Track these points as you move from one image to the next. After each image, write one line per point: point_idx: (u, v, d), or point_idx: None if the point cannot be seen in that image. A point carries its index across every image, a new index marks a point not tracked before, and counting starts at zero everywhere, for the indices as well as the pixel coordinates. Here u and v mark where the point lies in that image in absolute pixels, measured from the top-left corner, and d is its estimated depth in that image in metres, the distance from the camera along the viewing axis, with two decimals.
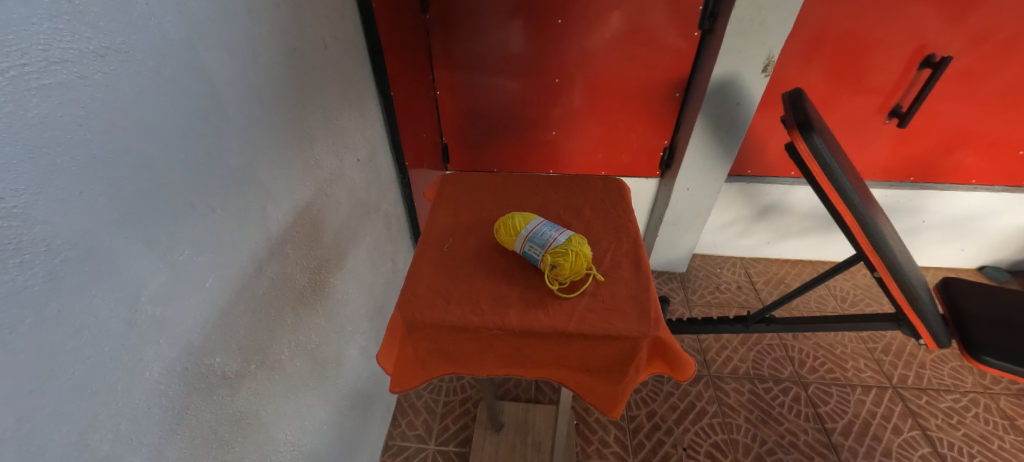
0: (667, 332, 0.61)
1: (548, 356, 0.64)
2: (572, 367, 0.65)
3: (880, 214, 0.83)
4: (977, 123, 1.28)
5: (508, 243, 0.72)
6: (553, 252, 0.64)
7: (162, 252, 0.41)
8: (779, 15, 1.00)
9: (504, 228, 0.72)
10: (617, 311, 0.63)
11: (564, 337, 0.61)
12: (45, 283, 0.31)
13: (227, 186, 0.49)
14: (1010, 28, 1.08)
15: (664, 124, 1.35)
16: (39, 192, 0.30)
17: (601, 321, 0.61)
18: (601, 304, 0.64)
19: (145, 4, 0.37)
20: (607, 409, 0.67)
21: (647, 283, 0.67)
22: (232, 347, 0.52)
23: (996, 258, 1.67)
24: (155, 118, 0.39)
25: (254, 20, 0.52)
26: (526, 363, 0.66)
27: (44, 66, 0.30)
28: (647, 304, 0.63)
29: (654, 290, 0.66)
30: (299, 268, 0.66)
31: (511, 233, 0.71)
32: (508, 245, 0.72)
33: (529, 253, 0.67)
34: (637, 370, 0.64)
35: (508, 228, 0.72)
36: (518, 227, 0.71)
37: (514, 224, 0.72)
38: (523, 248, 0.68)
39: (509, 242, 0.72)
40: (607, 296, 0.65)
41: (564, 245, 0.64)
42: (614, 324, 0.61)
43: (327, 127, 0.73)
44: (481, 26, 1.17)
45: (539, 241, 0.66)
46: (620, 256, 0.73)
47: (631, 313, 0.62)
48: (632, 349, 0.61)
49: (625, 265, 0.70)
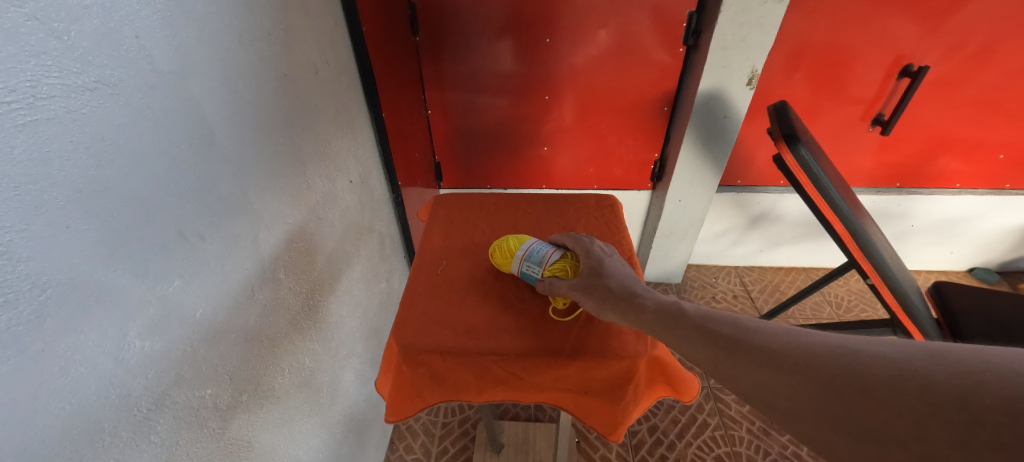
0: (663, 350, 0.62)
1: (546, 379, 0.63)
2: (571, 389, 0.63)
3: (869, 222, 0.84)
4: (957, 129, 1.31)
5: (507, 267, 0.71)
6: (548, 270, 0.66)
7: (151, 283, 0.40)
8: (760, 31, 1.03)
9: (500, 252, 0.73)
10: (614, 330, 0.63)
11: (562, 359, 0.61)
12: (30, 321, 0.30)
13: (217, 213, 0.49)
14: (984, 35, 1.11)
15: (653, 137, 1.37)
16: (26, 229, 0.30)
17: (598, 341, 0.61)
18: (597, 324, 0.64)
19: (136, 37, 0.38)
20: (607, 431, 0.64)
21: None
22: (223, 378, 0.51)
23: (984, 259, 1.70)
24: (144, 149, 0.39)
25: (245, 49, 0.53)
26: (523, 387, 0.63)
27: (32, 103, 0.30)
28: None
29: None
30: (291, 294, 0.65)
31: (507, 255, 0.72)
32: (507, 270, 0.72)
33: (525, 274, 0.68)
34: (636, 391, 0.63)
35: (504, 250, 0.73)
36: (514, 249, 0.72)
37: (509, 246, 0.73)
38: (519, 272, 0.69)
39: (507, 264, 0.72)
40: None
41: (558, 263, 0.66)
42: (611, 342, 0.61)
43: (319, 151, 0.73)
44: (471, 47, 1.19)
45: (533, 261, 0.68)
46: None
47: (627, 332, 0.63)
48: (630, 369, 0.61)
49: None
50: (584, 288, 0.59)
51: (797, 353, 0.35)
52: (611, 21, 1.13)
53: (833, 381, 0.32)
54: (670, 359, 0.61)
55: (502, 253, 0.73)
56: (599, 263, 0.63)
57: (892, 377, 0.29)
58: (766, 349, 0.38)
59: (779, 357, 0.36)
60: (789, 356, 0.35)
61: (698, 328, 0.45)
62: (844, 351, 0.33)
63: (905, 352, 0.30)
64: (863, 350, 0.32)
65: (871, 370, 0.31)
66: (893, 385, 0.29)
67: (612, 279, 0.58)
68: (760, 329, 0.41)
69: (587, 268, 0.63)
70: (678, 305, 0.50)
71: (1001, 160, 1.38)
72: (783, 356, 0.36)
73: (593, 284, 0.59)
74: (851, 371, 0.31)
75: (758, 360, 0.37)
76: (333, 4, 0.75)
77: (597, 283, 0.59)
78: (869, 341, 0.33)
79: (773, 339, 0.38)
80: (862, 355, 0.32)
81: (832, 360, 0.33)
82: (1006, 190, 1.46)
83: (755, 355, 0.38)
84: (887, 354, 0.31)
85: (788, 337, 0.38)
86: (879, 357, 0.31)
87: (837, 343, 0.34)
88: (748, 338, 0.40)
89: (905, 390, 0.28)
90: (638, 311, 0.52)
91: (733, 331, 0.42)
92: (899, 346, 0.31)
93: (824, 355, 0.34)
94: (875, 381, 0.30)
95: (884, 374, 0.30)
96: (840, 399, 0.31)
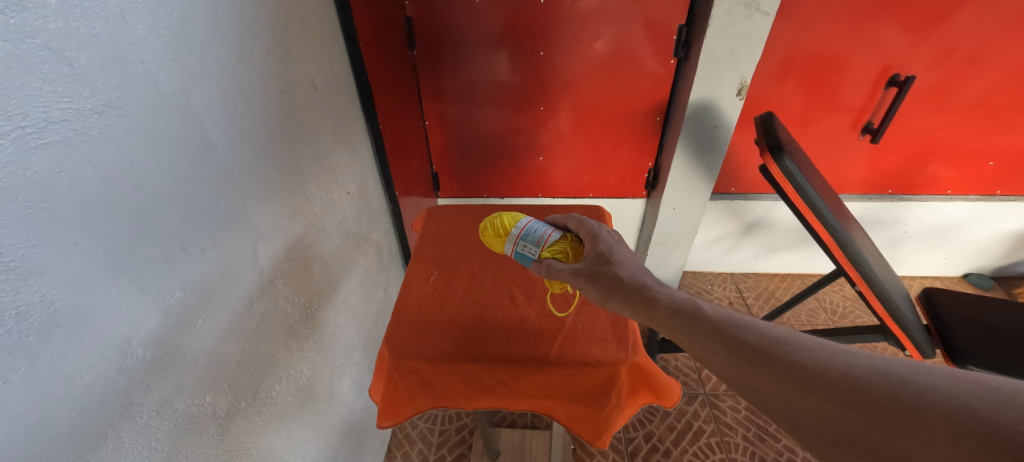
0: (645, 357, 0.64)
1: (531, 385, 0.63)
2: (556, 396, 0.64)
3: (856, 230, 0.86)
4: (946, 136, 1.33)
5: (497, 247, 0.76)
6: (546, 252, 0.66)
7: (154, 295, 0.42)
8: (748, 44, 1.06)
9: (488, 231, 0.76)
10: (596, 338, 0.66)
11: (547, 365, 0.62)
12: (39, 332, 0.32)
13: (218, 226, 0.51)
14: (970, 45, 1.14)
15: (647, 146, 1.39)
16: (37, 244, 0.31)
17: (581, 349, 0.64)
18: (581, 333, 0.67)
19: (142, 62, 0.40)
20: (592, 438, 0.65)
21: None
22: (222, 386, 0.52)
23: (979, 265, 1.71)
24: (149, 167, 0.41)
25: (245, 69, 0.55)
26: (510, 394, 0.64)
27: (44, 127, 0.32)
28: (624, 330, 0.66)
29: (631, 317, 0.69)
30: (289, 303, 0.67)
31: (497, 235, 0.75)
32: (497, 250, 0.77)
33: (518, 255, 0.69)
34: (620, 398, 0.64)
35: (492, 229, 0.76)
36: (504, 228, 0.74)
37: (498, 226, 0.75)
38: (512, 253, 0.70)
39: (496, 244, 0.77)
40: (585, 325, 0.68)
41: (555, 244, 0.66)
42: (593, 350, 0.64)
43: (317, 164, 0.76)
44: (467, 60, 1.22)
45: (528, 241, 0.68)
46: None
47: (609, 341, 0.65)
48: (612, 376, 0.63)
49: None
50: (592, 277, 0.58)
51: (833, 377, 0.37)
52: (603, 34, 1.15)
53: (871, 409, 0.34)
54: (652, 367, 0.63)
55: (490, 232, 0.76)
56: (606, 250, 0.62)
57: (929, 411, 0.31)
58: (798, 369, 0.39)
59: (818, 381, 0.37)
60: (825, 380, 0.37)
61: (722, 335, 0.46)
62: (881, 380, 0.35)
63: (945, 389, 0.32)
64: (903, 382, 0.34)
65: (913, 402, 0.32)
66: (932, 418, 0.31)
67: (622, 270, 0.57)
68: (789, 346, 0.42)
69: (593, 255, 0.62)
70: (697, 306, 0.50)
71: (991, 167, 1.40)
72: (821, 379, 0.37)
73: (601, 273, 0.58)
74: (889, 401, 0.33)
75: (790, 378, 0.39)
76: (332, 22, 0.78)
77: (605, 272, 0.58)
78: (907, 373, 0.35)
79: (804, 358, 0.40)
80: (898, 386, 0.34)
81: (873, 384, 0.35)
82: (998, 196, 1.48)
83: (788, 373, 0.39)
84: (925, 388, 0.33)
85: (820, 358, 0.39)
86: (915, 390, 0.33)
87: (874, 372, 0.36)
88: (784, 353, 0.41)
89: (943, 422, 0.30)
90: (651, 306, 0.53)
91: (761, 342, 0.43)
92: (935, 380, 0.33)
93: (867, 381, 0.35)
94: (916, 413, 0.31)
95: (920, 407, 0.32)
96: (878, 427, 0.33)
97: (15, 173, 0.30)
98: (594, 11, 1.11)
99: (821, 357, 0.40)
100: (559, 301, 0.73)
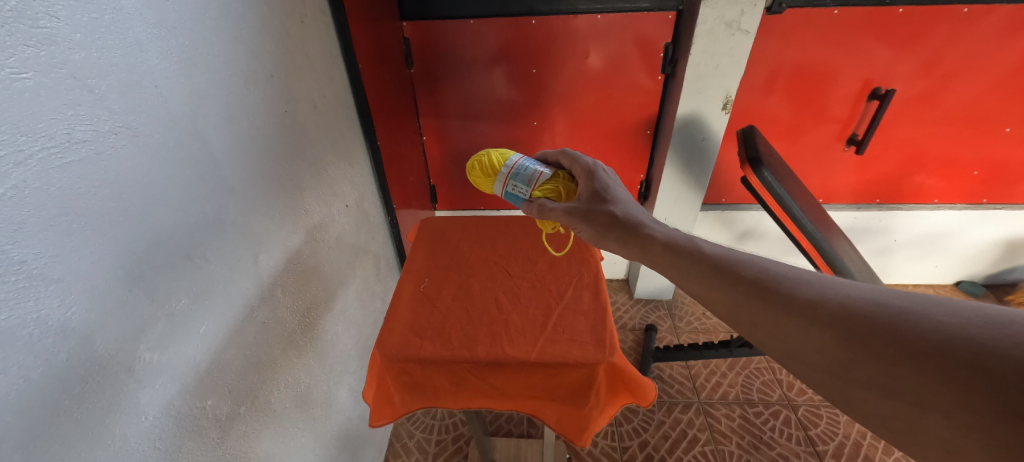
0: (621, 358, 0.67)
1: (515, 385, 0.68)
2: (538, 396, 0.69)
3: (837, 237, 0.89)
4: (931, 147, 1.36)
5: (485, 186, 0.90)
6: (535, 192, 0.80)
7: (161, 302, 0.45)
8: (731, 60, 1.12)
9: (477, 170, 0.89)
10: (576, 340, 0.68)
11: (528, 366, 0.66)
12: (57, 335, 0.35)
13: (222, 237, 0.54)
14: (950, 59, 1.17)
15: (638, 158, 1.43)
16: (57, 254, 0.34)
17: (562, 350, 0.67)
18: (561, 336, 0.69)
19: (155, 87, 0.43)
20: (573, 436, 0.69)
21: (604, 313, 0.73)
22: (223, 390, 0.55)
23: (970, 272, 1.74)
24: (159, 183, 0.44)
25: (249, 90, 0.59)
26: (496, 393, 0.68)
27: (69, 147, 0.35)
28: (602, 332, 0.70)
29: (610, 320, 0.72)
30: (288, 312, 0.70)
31: (485, 175, 0.88)
32: (485, 189, 0.91)
33: (509, 194, 0.82)
34: (598, 397, 0.67)
35: (481, 169, 0.88)
36: (492, 168, 0.87)
37: (486, 166, 0.87)
38: (502, 192, 0.84)
39: (484, 184, 0.90)
40: (566, 328, 0.71)
41: (545, 183, 0.80)
42: (572, 351, 0.66)
43: (317, 179, 0.79)
44: (463, 77, 1.27)
45: (517, 181, 0.81)
46: (580, 289, 0.79)
47: (587, 342, 0.68)
48: (590, 376, 0.66)
49: (585, 297, 0.77)
50: (586, 216, 0.69)
51: (831, 308, 0.39)
52: (594, 52, 1.20)
53: (866, 339, 0.35)
54: (628, 367, 0.67)
55: (478, 172, 0.89)
56: (599, 190, 0.72)
57: (927, 339, 0.32)
58: (798, 302, 0.41)
59: (813, 311, 0.40)
60: (823, 313, 0.39)
61: (721, 272, 0.50)
62: (881, 311, 0.36)
63: (944, 318, 0.33)
64: (902, 313, 0.35)
65: (904, 329, 0.34)
66: (929, 346, 0.32)
67: (614, 208, 0.67)
68: (793, 281, 0.44)
69: (588, 194, 0.72)
70: (697, 245, 0.56)
71: (976, 176, 1.43)
72: (816, 309, 0.40)
73: (595, 212, 0.68)
74: (885, 330, 0.35)
75: (788, 310, 0.41)
76: (332, 45, 0.83)
77: (598, 212, 0.68)
78: (909, 304, 0.35)
79: (805, 292, 0.42)
80: (897, 316, 0.35)
81: (867, 312, 0.37)
82: (984, 204, 1.50)
83: (785, 307, 0.42)
84: (926, 318, 0.34)
85: (820, 291, 0.41)
86: (915, 319, 0.34)
87: (876, 303, 0.37)
88: (783, 287, 0.44)
89: (939, 351, 0.31)
90: (647, 244, 0.61)
91: (762, 279, 0.46)
92: (938, 310, 0.34)
93: (862, 310, 0.37)
94: (914, 343, 0.32)
95: (919, 335, 0.33)
96: (873, 355, 0.34)
97: (40, 190, 0.33)
98: (585, 30, 1.16)
99: (820, 290, 0.42)
100: (543, 306, 0.76)
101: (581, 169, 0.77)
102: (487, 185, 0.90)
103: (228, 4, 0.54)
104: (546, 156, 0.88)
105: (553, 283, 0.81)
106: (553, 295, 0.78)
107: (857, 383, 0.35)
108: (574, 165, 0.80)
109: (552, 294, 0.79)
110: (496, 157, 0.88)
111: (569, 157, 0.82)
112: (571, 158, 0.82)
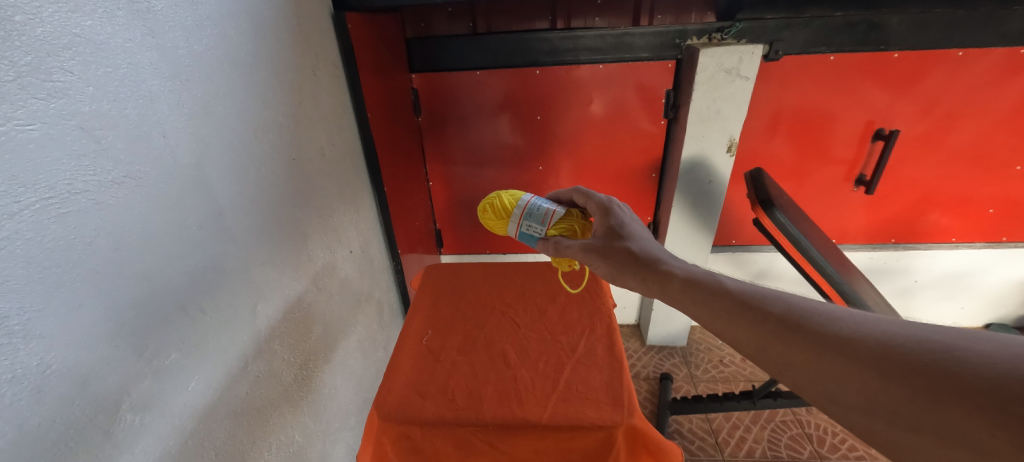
0: (643, 420, 0.62)
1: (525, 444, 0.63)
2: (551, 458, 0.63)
3: (857, 278, 0.86)
4: (943, 185, 1.34)
5: (497, 228, 0.88)
6: (550, 230, 0.79)
7: (149, 357, 0.42)
8: (731, 105, 1.15)
9: (489, 212, 0.87)
10: (590, 399, 0.65)
11: (539, 428, 0.61)
12: (32, 396, 0.32)
13: (217, 286, 0.52)
14: (949, 100, 1.18)
15: (645, 201, 1.43)
16: (42, 308, 0.32)
17: (577, 410, 0.63)
18: (577, 395, 0.66)
19: (163, 136, 0.43)
20: None
21: (620, 368, 0.70)
22: (209, 453, 0.51)
23: (997, 314, 1.66)
24: (157, 233, 0.42)
25: (259, 140, 0.60)
26: None
27: (67, 197, 0.34)
28: (620, 390, 0.66)
29: (629, 377, 0.68)
30: (286, 364, 0.67)
31: (498, 217, 0.86)
32: (499, 230, 0.89)
33: (523, 235, 0.81)
34: None
35: (493, 211, 0.87)
36: (504, 209, 0.85)
37: (498, 208, 0.85)
38: (517, 232, 0.82)
39: (498, 225, 0.88)
40: (580, 385, 0.67)
41: (560, 221, 0.79)
42: (588, 413, 0.62)
43: (320, 225, 0.78)
44: (469, 124, 1.30)
45: (531, 221, 0.80)
46: (594, 341, 0.76)
47: (605, 401, 0.64)
48: (608, 439, 0.61)
49: (599, 350, 0.74)
50: (602, 252, 0.67)
51: (871, 345, 0.36)
52: (597, 98, 1.23)
53: (910, 381, 0.32)
54: (650, 429, 0.61)
55: (490, 214, 0.87)
56: (615, 226, 0.70)
57: (977, 381, 0.29)
58: (832, 340, 0.38)
59: (850, 348, 0.36)
60: (863, 351, 0.36)
61: (746, 312, 0.47)
62: (923, 348, 0.33)
63: (994, 355, 0.29)
64: (948, 351, 0.32)
65: (957, 372, 0.30)
66: (979, 390, 0.28)
67: (631, 244, 0.65)
68: (825, 317, 0.41)
69: (603, 231, 0.71)
70: (717, 281, 0.53)
71: (992, 214, 1.39)
72: (855, 348, 0.36)
73: (611, 248, 0.66)
74: (930, 370, 0.31)
75: (822, 349, 0.38)
76: (341, 94, 0.85)
77: (614, 248, 0.66)
78: (955, 339, 0.32)
79: (838, 328, 0.39)
80: (942, 354, 0.32)
81: (914, 352, 0.33)
82: (1004, 243, 1.46)
83: (819, 346, 0.38)
84: (971, 357, 0.30)
85: (854, 327, 0.38)
86: (959, 360, 0.31)
87: (919, 341, 0.34)
88: (817, 326, 0.41)
89: (989, 393, 0.28)
90: (667, 282, 0.58)
91: (792, 315, 0.43)
92: (983, 346, 0.30)
93: (906, 349, 0.34)
94: (970, 386, 0.29)
95: (966, 379, 0.29)
96: (917, 397, 0.31)
97: (31, 240, 0.31)
98: (587, 79, 1.20)
99: (855, 325, 0.39)
100: (553, 360, 0.72)
101: (596, 206, 0.75)
102: (500, 227, 0.88)
103: (242, 58, 0.56)
104: (559, 194, 0.87)
105: (565, 334, 0.77)
106: (564, 347, 0.75)
107: (904, 428, 0.32)
108: (588, 202, 0.79)
109: (563, 346, 0.75)
110: (508, 198, 0.86)
111: (583, 194, 0.80)
112: (585, 196, 0.80)
